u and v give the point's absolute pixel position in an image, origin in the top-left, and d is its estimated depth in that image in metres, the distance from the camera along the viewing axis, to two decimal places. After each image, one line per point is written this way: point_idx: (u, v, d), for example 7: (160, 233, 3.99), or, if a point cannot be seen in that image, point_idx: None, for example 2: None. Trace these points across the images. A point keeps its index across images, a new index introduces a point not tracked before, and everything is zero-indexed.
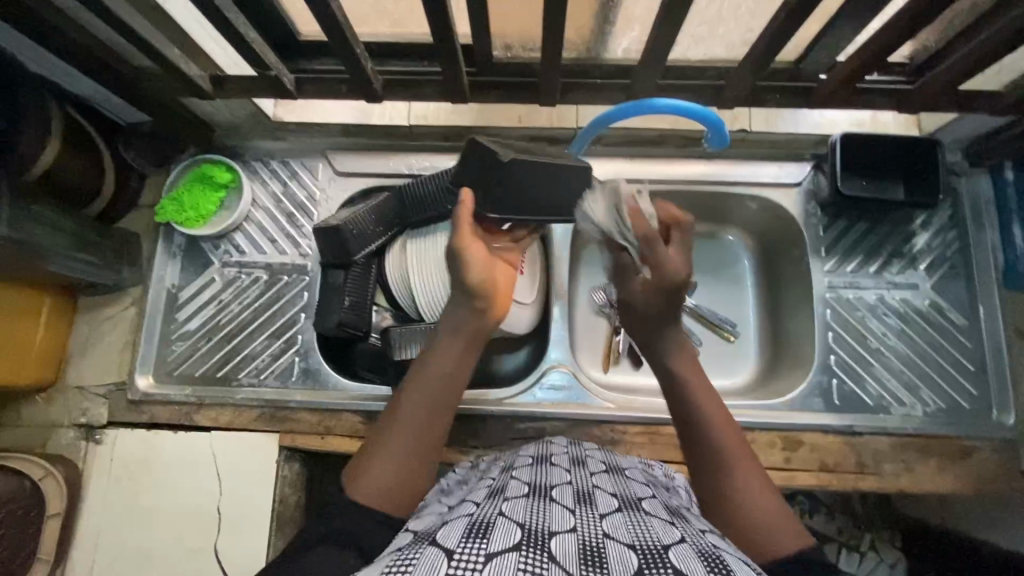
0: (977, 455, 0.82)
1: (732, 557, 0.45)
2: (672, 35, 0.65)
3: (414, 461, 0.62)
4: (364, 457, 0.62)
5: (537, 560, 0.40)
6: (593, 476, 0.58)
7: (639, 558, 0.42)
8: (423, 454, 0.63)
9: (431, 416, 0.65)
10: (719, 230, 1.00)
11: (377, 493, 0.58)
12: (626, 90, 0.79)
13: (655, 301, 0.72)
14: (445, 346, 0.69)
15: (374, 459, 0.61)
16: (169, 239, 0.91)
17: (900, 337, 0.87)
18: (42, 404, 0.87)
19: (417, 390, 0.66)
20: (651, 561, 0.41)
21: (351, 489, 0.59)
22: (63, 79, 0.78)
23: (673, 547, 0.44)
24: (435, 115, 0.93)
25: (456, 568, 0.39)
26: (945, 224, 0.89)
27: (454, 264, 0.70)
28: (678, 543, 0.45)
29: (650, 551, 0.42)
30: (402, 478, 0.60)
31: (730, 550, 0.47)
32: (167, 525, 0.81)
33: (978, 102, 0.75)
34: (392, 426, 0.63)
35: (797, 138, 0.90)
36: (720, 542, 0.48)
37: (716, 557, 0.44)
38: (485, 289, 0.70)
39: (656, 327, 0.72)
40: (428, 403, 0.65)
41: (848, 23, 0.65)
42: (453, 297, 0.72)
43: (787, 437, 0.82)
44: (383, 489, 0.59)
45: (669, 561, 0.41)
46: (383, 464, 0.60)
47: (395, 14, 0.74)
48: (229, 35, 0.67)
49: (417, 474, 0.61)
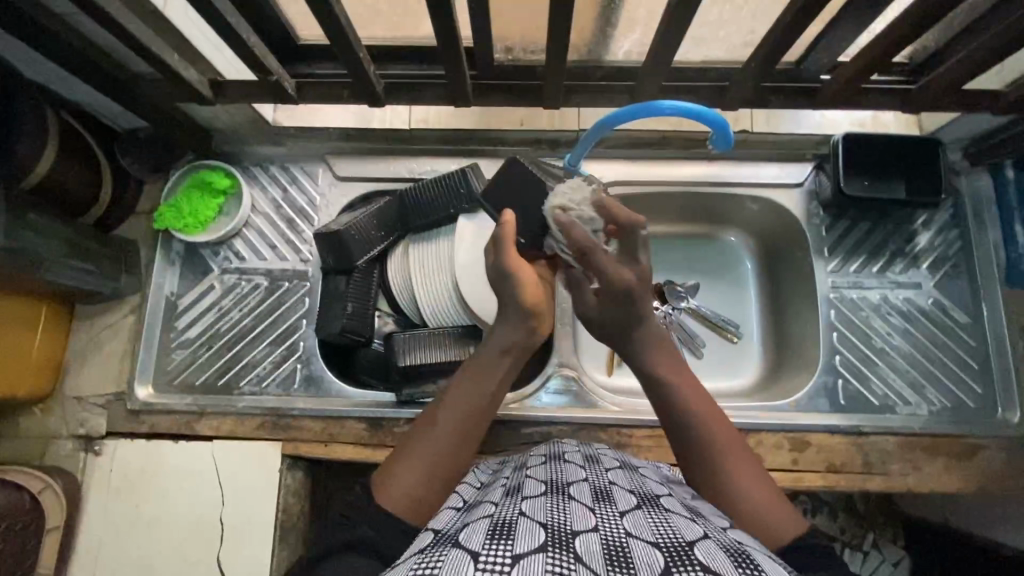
0: (984, 453, 0.82)
1: (758, 552, 0.45)
2: (676, 36, 0.65)
3: (448, 472, 0.60)
4: (393, 466, 0.60)
5: (565, 560, 0.39)
6: (608, 473, 0.57)
7: (665, 555, 0.41)
8: (456, 465, 0.61)
9: (467, 428, 0.64)
10: (721, 232, 1.00)
11: (408, 503, 0.57)
12: (629, 92, 0.79)
13: (609, 307, 0.70)
14: (485, 356, 0.69)
15: (405, 468, 0.59)
16: (167, 247, 0.90)
17: (904, 337, 0.87)
18: (41, 414, 0.86)
19: (454, 400, 0.65)
20: (678, 558, 0.41)
21: (382, 498, 0.57)
22: (60, 85, 0.77)
23: (699, 544, 0.43)
24: (436, 119, 0.95)
25: (484, 570, 0.38)
26: (946, 223, 0.89)
27: (505, 284, 0.70)
28: (703, 539, 0.44)
29: (676, 549, 0.42)
30: (433, 488, 0.59)
31: (755, 546, 0.46)
32: (169, 536, 0.80)
33: (982, 101, 0.75)
34: (427, 435, 0.62)
35: (799, 138, 0.90)
36: (743, 537, 0.48)
37: (743, 551, 0.43)
38: (538, 309, 0.70)
39: (621, 336, 0.71)
40: (464, 415, 0.64)
41: (852, 22, 0.65)
42: (503, 318, 0.71)
43: (794, 438, 0.82)
44: (415, 499, 0.57)
45: (696, 557, 0.41)
46: (419, 473, 0.59)
47: (396, 17, 0.73)
48: (230, 40, 0.66)
49: (447, 485, 0.60)
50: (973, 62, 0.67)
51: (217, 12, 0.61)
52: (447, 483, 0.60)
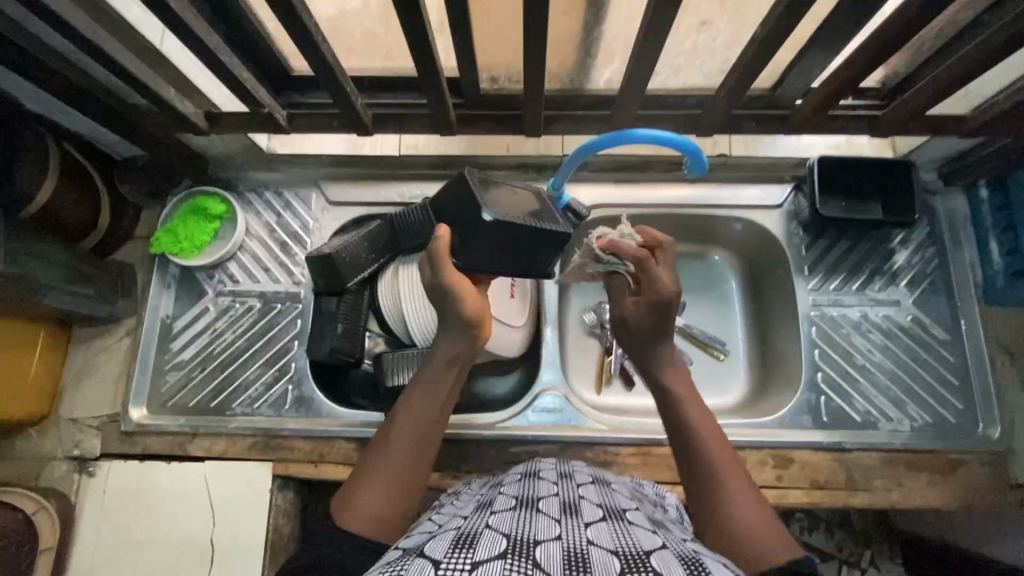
0: (966, 468, 0.83)
1: (713, 561, 0.46)
2: (650, 67, 0.68)
3: (403, 488, 0.62)
4: (357, 484, 0.62)
5: (523, 567, 0.40)
6: (579, 488, 0.58)
7: (622, 562, 0.42)
8: (414, 480, 0.63)
9: (421, 443, 0.65)
10: (706, 251, 1.02)
11: (370, 523, 0.58)
12: (608, 119, 0.83)
13: (644, 313, 0.73)
14: (435, 371, 0.70)
15: (365, 487, 0.61)
16: (163, 270, 0.92)
17: (885, 353, 0.88)
18: (36, 436, 0.87)
19: (408, 416, 0.67)
20: (633, 565, 0.42)
21: (341, 518, 0.59)
22: (61, 117, 0.81)
23: (655, 552, 0.44)
24: (425, 145, 0.98)
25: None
26: (923, 242, 0.91)
27: (444, 299, 0.71)
28: (660, 548, 0.45)
29: (633, 557, 0.43)
30: (391, 505, 0.61)
31: (713, 557, 0.48)
32: (159, 557, 0.81)
33: (947, 124, 0.77)
34: (386, 452, 0.64)
35: (777, 161, 0.93)
36: (701, 548, 0.49)
37: (697, 561, 0.45)
38: (478, 319, 0.71)
39: (650, 342, 0.73)
40: (418, 430, 0.66)
41: (817, 52, 0.68)
42: (444, 325, 0.73)
43: (778, 455, 0.83)
44: (374, 518, 0.59)
45: (651, 565, 0.42)
46: (375, 490, 0.61)
47: (383, 49, 0.77)
48: (221, 74, 0.69)
49: (404, 501, 0.62)
50: (935, 89, 0.70)
51: (208, 48, 0.64)
52: (404, 496, 0.62)
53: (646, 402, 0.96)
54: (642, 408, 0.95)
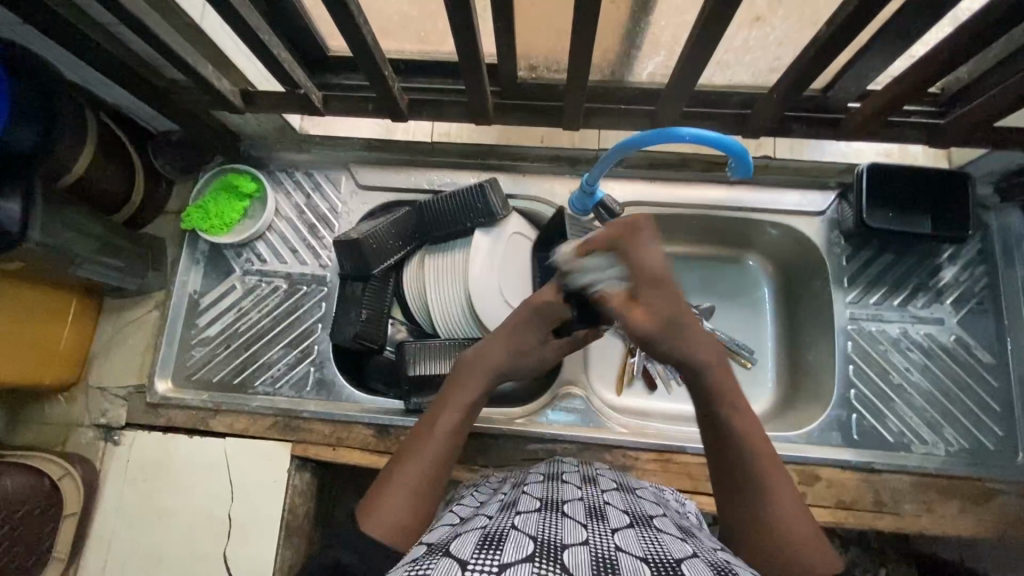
0: (1001, 498, 0.79)
1: (744, 570, 0.44)
2: (700, 63, 0.65)
3: (426, 490, 0.59)
4: (383, 487, 0.59)
5: (551, 570, 0.39)
6: (604, 493, 0.57)
7: (651, 569, 0.41)
8: (437, 484, 0.61)
9: (450, 445, 0.63)
10: (740, 255, 0.99)
11: (393, 527, 0.56)
12: (650, 116, 0.80)
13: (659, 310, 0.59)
14: (470, 376, 0.69)
15: (389, 489, 0.58)
16: (193, 246, 0.93)
17: (923, 373, 0.85)
18: (64, 403, 0.89)
19: (441, 419, 0.65)
20: (664, 573, 0.41)
21: (366, 523, 0.56)
22: (101, 89, 0.81)
23: (685, 560, 0.43)
24: (458, 133, 0.95)
25: None
26: (973, 259, 0.87)
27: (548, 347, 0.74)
28: (690, 557, 0.44)
29: (663, 564, 0.42)
30: (416, 508, 0.58)
31: (744, 565, 0.46)
32: (178, 528, 0.82)
33: (1016, 137, 0.72)
34: (415, 453, 0.62)
35: (821, 165, 0.88)
36: (733, 558, 0.47)
37: (729, 570, 0.43)
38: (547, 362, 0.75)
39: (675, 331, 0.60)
40: (448, 433, 0.64)
41: (878, 54, 0.64)
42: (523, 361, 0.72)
43: (803, 471, 0.81)
44: (397, 522, 0.56)
45: (682, 573, 0.41)
46: (400, 492, 0.58)
47: (422, 32, 0.75)
48: (261, 53, 0.68)
49: (425, 505, 0.59)
50: (1006, 99, 0.65)
51: (250, 29, 0.63)
52: (424, 503, 0.59)
53: (667, 405, 0.94)
54: (664, 411, 0.94)
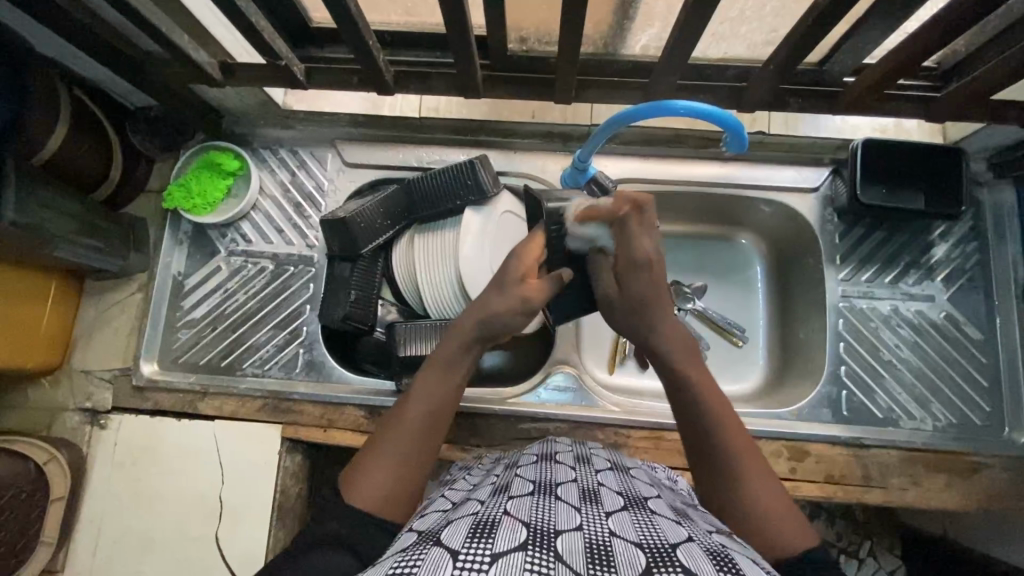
0: (986, 472, 0.80)
1: (741, 556, 0.44)
2: (696, 34, 0.63)
3: (408, 467, 0.58)
4: (366, 460, 0.58)
5: (543, 560, 0.39)
6: (597, 474, 0.57)
7: (647, 556, 0.41)
8: (419, 461, 0.59)
9: (431, 422, 0.62)
10: (733, 233, 0.98)
11: (376, 500, 0.55)
12: (643, 89, 0.78)
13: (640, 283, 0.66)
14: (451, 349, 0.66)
15: (371, 464, 0.58)
16: (176, 227, 0.91)
17: (912, 350, 0.85)
18: (48, 386, 0.87)
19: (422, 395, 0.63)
20: (660, 560, 0.40)
21: (348, 496, 0.55)
22: (74, 61, 0.78)
23: (681, 545, 0.43)
24: (446, 108, 0.95)
25: (462, 570, 0.38)
26: (966, 235, 0.87)
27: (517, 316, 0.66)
28: (686, 542, 0.44)
29: (659, 551, 0.42)
30: (399, 477, 0.57)
31: (739, 549, 0.46)
32: (168, 511, 0.82)
33: (1012, 111, 0.72)
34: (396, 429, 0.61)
35: (816, 141, 0.87)
36: (729, 541, 0.47)
37: (726, 556, 0.43)
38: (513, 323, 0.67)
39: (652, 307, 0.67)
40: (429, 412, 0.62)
41: (877, 25, 0.63)
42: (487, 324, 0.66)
43: (793, 447, 0.81)
44: (379, 497, 0.55)
45: (678, 560, 0.41)
46: (380, 466, 0.57)
47: (408, 3, 0.72)
48: (240, 23, 0.65)
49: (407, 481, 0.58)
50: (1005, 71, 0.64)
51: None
52: (406, 479, 0.58)
53: (658, 385, 0.94)
54: (655, 390, 0.94)
